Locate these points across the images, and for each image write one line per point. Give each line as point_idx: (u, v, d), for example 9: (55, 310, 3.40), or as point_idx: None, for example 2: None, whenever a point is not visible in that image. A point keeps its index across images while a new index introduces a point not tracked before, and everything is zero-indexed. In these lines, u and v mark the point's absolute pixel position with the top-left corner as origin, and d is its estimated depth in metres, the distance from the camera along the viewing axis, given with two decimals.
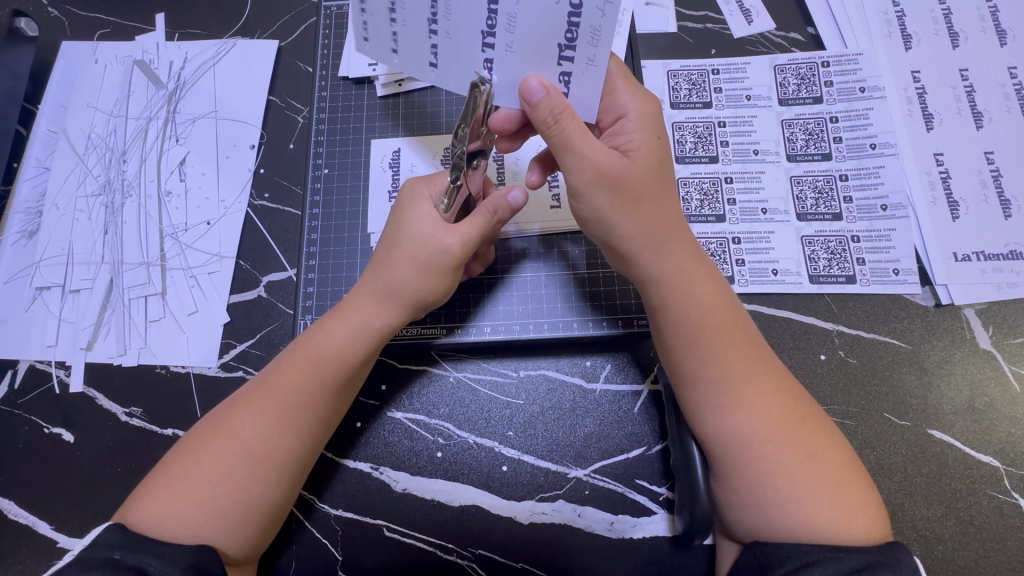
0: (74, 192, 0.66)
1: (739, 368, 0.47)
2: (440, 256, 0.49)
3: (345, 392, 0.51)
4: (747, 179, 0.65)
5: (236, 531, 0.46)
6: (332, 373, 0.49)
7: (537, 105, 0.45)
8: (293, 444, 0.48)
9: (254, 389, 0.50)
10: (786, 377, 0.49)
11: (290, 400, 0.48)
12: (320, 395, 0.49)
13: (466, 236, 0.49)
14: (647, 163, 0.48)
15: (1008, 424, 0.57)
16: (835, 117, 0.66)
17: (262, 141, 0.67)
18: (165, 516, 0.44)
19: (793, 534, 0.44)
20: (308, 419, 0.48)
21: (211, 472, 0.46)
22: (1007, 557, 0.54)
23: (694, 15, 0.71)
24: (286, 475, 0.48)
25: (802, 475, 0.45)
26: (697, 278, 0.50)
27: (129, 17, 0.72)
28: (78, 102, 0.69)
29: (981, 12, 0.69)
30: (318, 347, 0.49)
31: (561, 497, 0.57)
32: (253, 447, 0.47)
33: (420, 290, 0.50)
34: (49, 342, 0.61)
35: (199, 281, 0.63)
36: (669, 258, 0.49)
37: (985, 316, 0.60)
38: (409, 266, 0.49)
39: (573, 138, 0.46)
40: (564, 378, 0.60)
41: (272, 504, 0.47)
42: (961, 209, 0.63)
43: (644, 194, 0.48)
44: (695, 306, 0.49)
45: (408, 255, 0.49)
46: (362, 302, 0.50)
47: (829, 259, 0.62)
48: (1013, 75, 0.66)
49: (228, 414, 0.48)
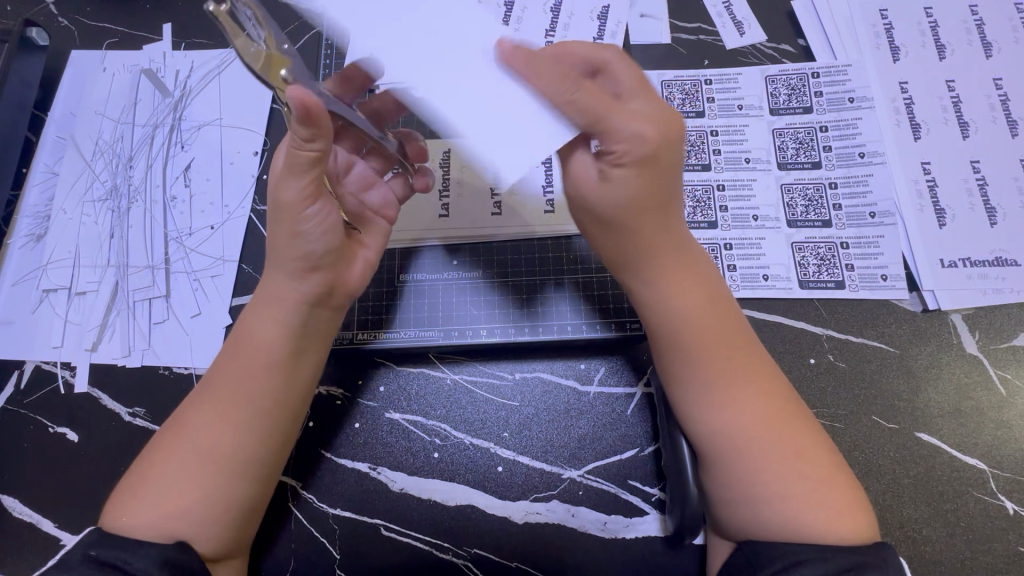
0: (81, 197, 0.68)
1: (721, 368, 0.48)
2: (286, 209, 0.45)
3: (284, 380, 0.50)
4: (739, 187, 0.67)
5: (200, 530, 0.47)
6: (266, 365, 0.49)
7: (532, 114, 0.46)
8: (237, 439, 0.48)
9: (205, 389, 0.50)
10: (776, 381, 0.50)
11: (235, 396, 0.49)
12: (256, 387, 0.49)
13: (294, 173, 0.43)
14: (651, 191, 0.45)
15: (995, 428, 0.58)
16: (824, 126, 0.68)
17: (266, 148, 0.69)
18: (132, 517, 0.46)
19: (783, 532, 0.45)
20: (250, 411, 0.48)
21: (172, 473, 0.47)
22: (993, 558, 0.55)
23: (688, 27, 0.73)
24: (248, 471, 0.49)
25: (790, 473, 0.46)
26: (680, 283, 0.49)
27: (137, 26, 0.74)
28: (87, 110, 0.71)
29: (967, 25, 0.70)
30: (249, 342, 0.49)
31: (555, 497, 0.58)
32: (207, 445, 0.48)
33: (303, 250, 0.46)
34: (55, 343, 0.63)
35: (203, 284, 0.64)
36: (656, 266, 0.50)
37: (971, 322, 0.61)
38: (278, 228, 0.46)
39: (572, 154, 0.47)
40: (558, 380, 0.61)
41: (237, 500, 0.48)
42: (948, 216, 0.64)
43: (628, 221, 0.46)
44: (674, 309, 0.49)
45: (275, 218, 0.46)
46: (275, 285, 0.49)
47: (818, 265, 0.64)
48: (998, 86, 0.68)
49: (184, 417, 0.50)
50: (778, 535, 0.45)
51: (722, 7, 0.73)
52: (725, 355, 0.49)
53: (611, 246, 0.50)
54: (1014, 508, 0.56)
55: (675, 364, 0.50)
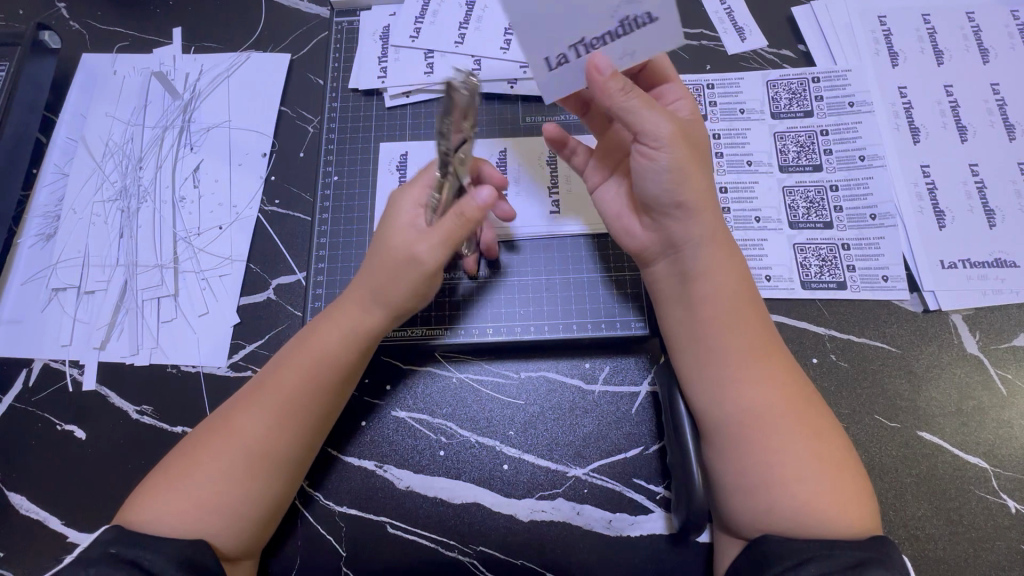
0: (91, 197, 0.69)
1: (726, 356, 0.50)
2: (418, 264, 0.51)
3: (341, 394, 0.53)
4: (741, 189, 0.68)
5: (231, 528, 0.47)
6: (324, 370, 0.51)
7: (608, 78, 0.50)
8: (287, 441, 0.49)
9: (254, 389, 0.51)
10: (797, 371, 0.51)
11: (292, 402, 0.50)
12: (318, 393, 0.51)
13: (442, 242, 0.51)
14: (700, 143, 0.53)
15: (996, 427, 0.59)
16: (825, 130, 0.69)
17: (274, 149, 0.69)
18: (162, 509, 0.46)
19: (801, 518, 0.45)
20: (308, 416, 0.50)
21: (213, 472, 0.47)
22: (996, 556, 0.55)
23: (690, 32, 0.74)
24: (283, 470, 0.50)
25: (801, 456, 0.46)
26: (719, 258, 0.53)
27: (148, 31, 0.75)
28: (97, 112, 0.72)
29: (965, 32, 0.72)
30: (315, 349, 0.52)
31: (560, 495, 0.58)
32: (251, 448, 0.48)
33: (406, 296, 0.52)
34: (64, 341, 0.63)
35: (211, 283, 0.65)
36: (701, 232, 0.52)
37: (972, 322, 0.62)
38: (391, 267, 0.52)
39: (646, 102, 0.50)
40: (564, 380, 0.61)
41: (266, 499, 0.49)
42: (948, 219, 0.65)
43: (696, 153, 0.52)
44: (709, 282, 0.52)
45: (389, 262, 0.52)
46: (351, 307, 0.53)
47: (820, 266, 0.64)
48: (995, 91, 0.69)
49: (230, 414, 0.50)
50: (798, 521, 0.45)
51: (723, 14, 0.75)
52: (751, 345, 0.50)
53: (698, 191, 0.51)
54: (1016, 506, 0.56)
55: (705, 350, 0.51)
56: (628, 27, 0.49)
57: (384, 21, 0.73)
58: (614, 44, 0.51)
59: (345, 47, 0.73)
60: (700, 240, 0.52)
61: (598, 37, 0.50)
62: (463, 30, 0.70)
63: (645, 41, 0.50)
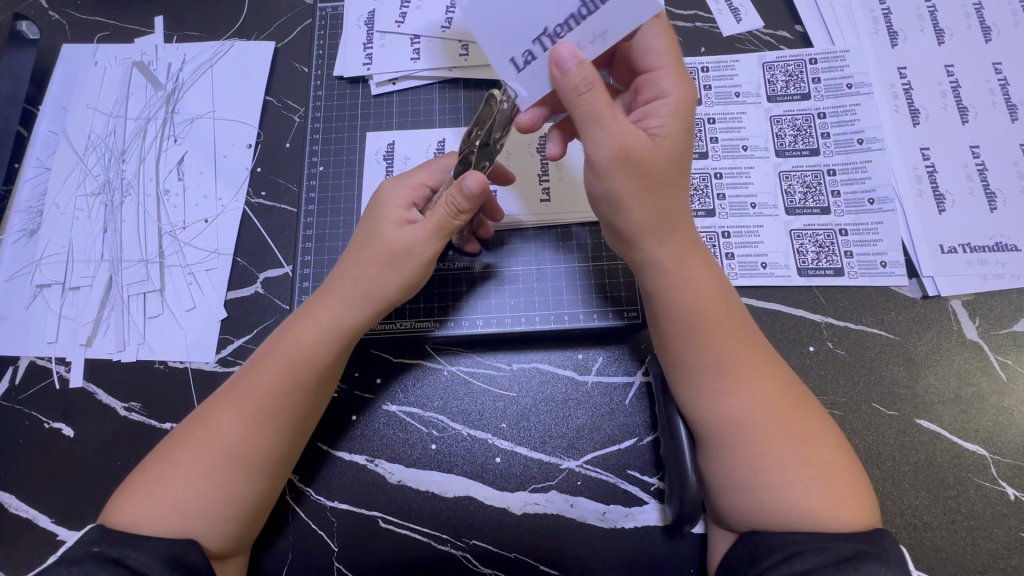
0: (74, 192, 0.67)
1: (704, 359, 0.48)
2: (415, 258, 0.51)
3: (323, 391, 0.52)
4: (736, 174, 0.66)
5: (217, 528, 0.47)
6: (303, 368, 0.50)
7: (568, 73, 0.43)
8: (268, 440, 0.48)
9: (231, 389, 0.50)
10: (780, 370, 0.49)
11: (271, 402, 0.49)
12: (298, 392, 0.50)
13: (434, 234, 0.50)
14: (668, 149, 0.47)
15: (996, 414, 0.58)
16: (823, 112, 0.67)
17: (259, 140, 0.68)
18: (143, 512, 0.45)
19: (794, 511, 0.44)
20: (288, 415, 0.49)
21: (193, 474, 0.47)
22: (994, 544, 0.54)
23: (684, 14, 0.72)
24: (266, 469, 0.49)
25: (793, 447, 0.45)
26: (689, 265, 0.50)
27: (129, 20, 0.73)
28: (79, 104, 0.71)
29: (967, 10, 0.70)
30: (294, 347, 0.50)
31: (553, 487, 0.57)
32: (232, 448, 0.47)
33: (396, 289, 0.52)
34: (50, 338, 0.62)
35: (198, 278, 0.64)
36: (669, 244, 0.49)
37: (971, 308, 0.61)
38: (377, 268, 0.51)
39: (603, 112, 0.44)
40: (556, 371, 0.61)
41: (251, 498, 0.48)
42: (948, 202, 0.64)
43: (653, 178, 0.46)
44: (679, 289, 0.49)
45: (380, 256, 0.51)
46: (333, 303, 0.51)
47: (817, 252, 0.63)
48: (998, 70, 0.67)
49: (207, 414, 0.49)
50: (791, 514, 0.44)
51: None
52: (734, 345, 0.48)
53: (646, 209, 0.47)
54: (1015, 493, 0.55)
55: (678, 352, 0.49)
56: (591, 5, 0.43)
57: (368, 6, 0.71)
58: (581, 29, 0.44)
59: (329, 34, 0.71)
60: (667, 254, 0.49)
61: (561, 24, 0.44)
62: (450, 14, 0.69)
63: (614, 17, 0.44)
